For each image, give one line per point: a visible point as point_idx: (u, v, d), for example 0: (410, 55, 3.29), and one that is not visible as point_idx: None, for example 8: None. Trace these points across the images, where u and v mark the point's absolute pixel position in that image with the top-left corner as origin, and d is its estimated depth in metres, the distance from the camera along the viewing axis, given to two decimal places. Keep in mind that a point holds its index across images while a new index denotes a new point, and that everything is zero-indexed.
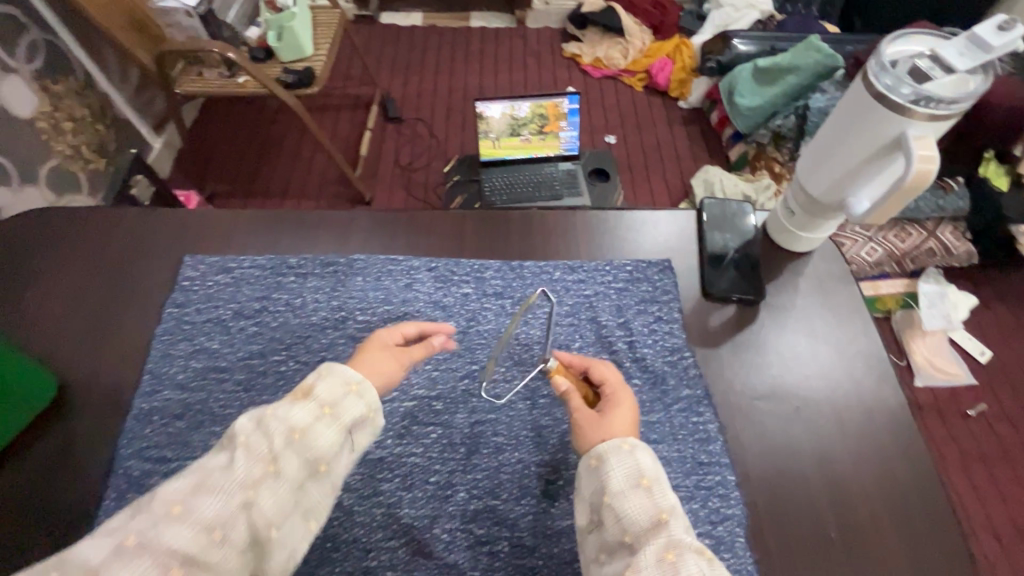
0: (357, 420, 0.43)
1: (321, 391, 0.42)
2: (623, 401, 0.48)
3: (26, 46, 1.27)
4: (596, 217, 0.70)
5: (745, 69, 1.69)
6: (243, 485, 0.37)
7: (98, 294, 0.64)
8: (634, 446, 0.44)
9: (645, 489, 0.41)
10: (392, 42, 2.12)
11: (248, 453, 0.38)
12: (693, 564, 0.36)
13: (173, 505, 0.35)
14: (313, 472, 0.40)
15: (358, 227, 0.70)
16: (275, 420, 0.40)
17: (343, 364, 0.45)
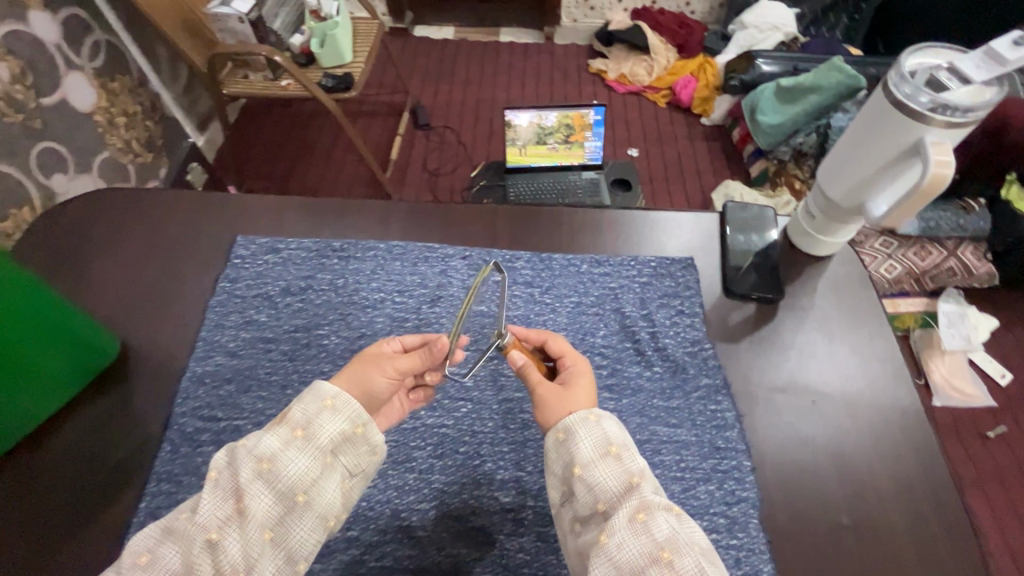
0: (336, 437, 0.45)
1: (296, 414, 0.45)
2: (581, 374, 0.51)
3: (90, 46, 1.37)
4: (623, 216, 0.74)
5: (767, 88, 1.73)
6: (213, 525, 0.40)
7: (155, 267, 0.69)
8: (600, 416, 0.47)
9: (614, 457, 0.44)
10: (425, 53, 2.21)
11: (214, 490, 0.42)
12: (662, 519, 0.40)
13: (140, 555, 0.40)
14: (291, 506, 0.43)
15: (398, 216, 0.74)
16: (246, 450, 0.43)
17: (323, 383, 0.47)
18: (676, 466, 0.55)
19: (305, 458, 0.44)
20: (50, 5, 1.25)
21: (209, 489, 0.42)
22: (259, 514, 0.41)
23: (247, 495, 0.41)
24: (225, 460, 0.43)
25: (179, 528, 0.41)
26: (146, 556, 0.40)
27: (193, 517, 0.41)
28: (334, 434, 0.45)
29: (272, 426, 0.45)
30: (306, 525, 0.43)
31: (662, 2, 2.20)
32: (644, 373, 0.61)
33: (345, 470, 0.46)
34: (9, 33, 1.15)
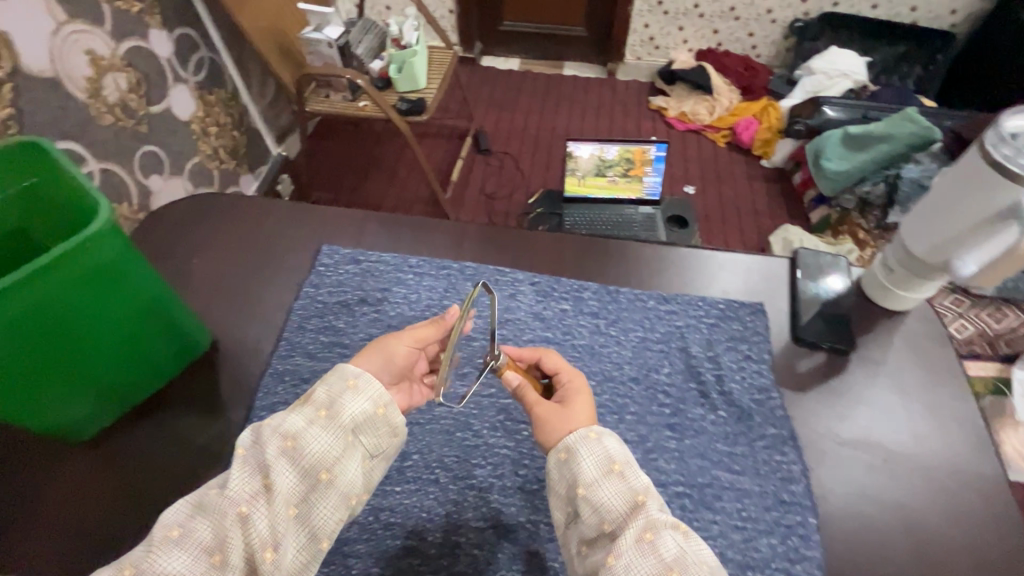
0: (361, 417, 0.49)
1: (320, 395, 0.49)
2: (578, 390, 0.52)
3: (195, 62, 1.50)
4: (691, 256, 0.75)
5: (835, 134, 1.70)
6: (242, 499, 0.43)
7: (247, 268, 0.75)
8: (601, 435, 0.48)
9: (618, 474, 0.46)
10: (490, 81, 2.30)
11: (243, 466, 0.45)
12: (670, 538, 0.42)
13: (172, 530, 0.42)
14: (315, 483, 0.46)
15: (471, 238, 0.77)
16: (272, 428, 0.46)
17: (346, 365, 0.51)
18: (738, 515, 0.54)
19: (328, 437, 0.47)
20: (167, 24, 1.39)
21: (238, 465, 0.45)
22: (285, 491, 0.45)
23: (273, 470, 0.44)
24: (250, 440, 0.46)
25: (210, 502, 0.43)
26: (179, 531, 0.42)
27: (222, 492, 0.44)
28: (356, 414, 0.49)
29: (294, 409, 0.48)
30: (330, 504, 0.46)
31: (729, 45, 2.22)
32: (707, 416, 0.60)
33: (365, 450, 0.50)
34: (130, 47, 1.28)
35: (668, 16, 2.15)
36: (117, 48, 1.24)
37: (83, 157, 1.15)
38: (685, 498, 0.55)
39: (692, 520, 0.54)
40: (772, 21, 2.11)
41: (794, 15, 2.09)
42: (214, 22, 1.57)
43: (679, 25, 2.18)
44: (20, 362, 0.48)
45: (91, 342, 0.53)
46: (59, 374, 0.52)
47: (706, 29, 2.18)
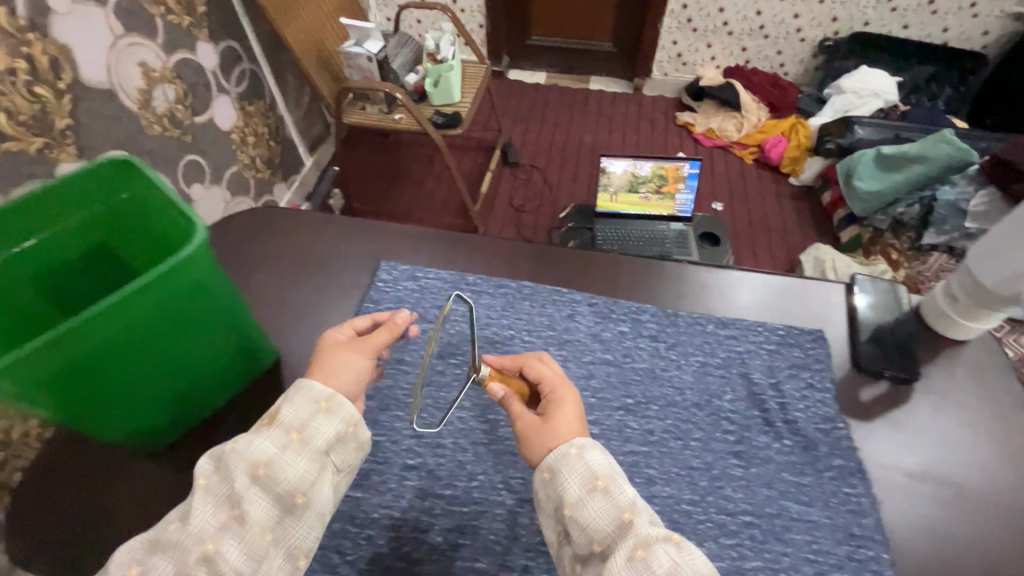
0: (332, 438, 0.48)
1: (288, 417, 0.47)
2: (565, 402, 0.52)
3: (237, 74, 1.53)
4: (745, 281, 0.75)
5: (865, 154, 1.68)
6: (206, 534, 0.41)
7: (307, 283, 0.76)
8: (583, 449, 0.48)
9: (602, 491, 0.45)
10: (518, 94, 2.33)
11: (207, 497, 0.43)
12: (661, 550, 0.41)
13: (131, 567, 0.39)
14: (289, 508, 0.45)
15: (526, 257, 0.78)
16: (237, 456, 0.44)
17: (312, 382, 0.50)
18: (809, 547, 0.53)
19: (300, 462, 0.46)
20: (214, 38, 1.43)
21: (200, 496, 0.43)
22: (257, 519, 0.43)
23: (244, 501, 0.43)
24: (212, 467, 0.44)
25: (165, 539, 0.41)
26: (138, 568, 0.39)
27: (183, 527, 0.41)
28: (329, 436, 0.48)
29: (259, 432, 0.46)
30: (303, 525, 0.45)
31: (757, 62, 2.22)
32: (773, 444, 0.60)
33: (334, 467, 0.48)
34: (179, 60, 1.31)
35: (697, 33, 2.16)
36: (167, 61, 1.28)
37: None
38: (754, 528, 0.54)
39: (762, 551, 0.53)
40: (802, 40, 2.11)
41: (824, 34, 2.08)
42: (256, 36, 1.60)
43: (707, 43, 2.19)
44: (95, 380, 0.49)
45: (169, 360, 0.54)
46: (129, 390, 0.52)
47: (734, 47, 2.19)
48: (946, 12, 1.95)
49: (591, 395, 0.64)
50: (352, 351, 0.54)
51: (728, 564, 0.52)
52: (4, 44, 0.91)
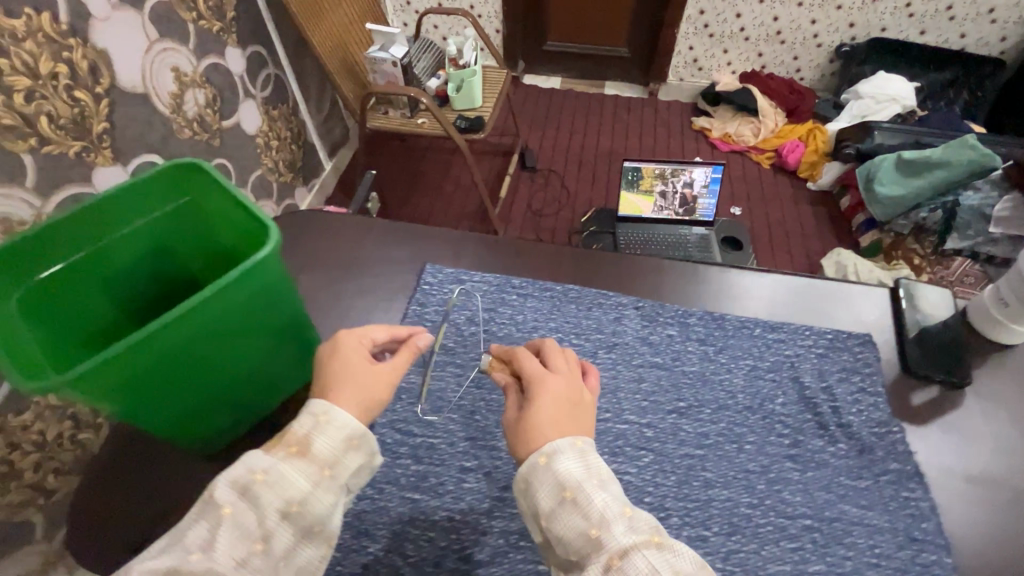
0: (354, 470, 0.48)
1: (320, 450, 0.46)
2: (540, 401, 0.48)
3: (263, 79, 1.55)
4: (789, 285, 0.76)
5: (886, 159, 1.68)
6: (229, 567, 0.39)
7: (352, 285, 0.76)
8: (553, 456, 0.45)
9: (571, 501, 0.43)
10: (534, 98, 2.34)
11: (236, 530, 0.40)
12: (639, 557, 0.38)
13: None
14: (305, 535, 0.44)
15: (569, 261, 0.79)
16: (271, 493, 0.42)
17: (315, 401, 0.48)
18: (871, 551, 0.53)
19: (327, 497, 0.45)
20: (242, 43, 1.44)
21: (227, 527, 0.40)
22: (280, 547, 0.42)
23: (272, 534, 0.42)
24: (234, 496, 0.41)
25: (185, 567, 0.37)
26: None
27: (209, 557, 0.38)
28: (352, 472, 0.47)
29: (290, 463, 0.44)
30: (310, 547, 0.44)
31: (773, 67, 2.23)
32: (828, 448, 0.60)
33: (345, 494, 0.47)
34: (209, 64, 1.32)
35: (714, 39, 2.17)
36: (198, 65, 1.29)
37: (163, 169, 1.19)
38: (815, 531, 0.54)
39: (824, 555, 0.53)
40: (818, 46, 2.12)
41: (841, 39, 2.09)
42: (281, 41, 1.62)
43: (723, 48, 2.19)
44: (161, 385, 0.49)
45: (229, 365, 0.54)
46: (190, 394, 0.52)
47: (751, 52, 2.19)
48: (963, 18, 1.95)
49: (643, 398, 0.64)
50: (370, 377, 0.51)
51: (791, 568, 0.52)
52: (46, 48, 0.92)
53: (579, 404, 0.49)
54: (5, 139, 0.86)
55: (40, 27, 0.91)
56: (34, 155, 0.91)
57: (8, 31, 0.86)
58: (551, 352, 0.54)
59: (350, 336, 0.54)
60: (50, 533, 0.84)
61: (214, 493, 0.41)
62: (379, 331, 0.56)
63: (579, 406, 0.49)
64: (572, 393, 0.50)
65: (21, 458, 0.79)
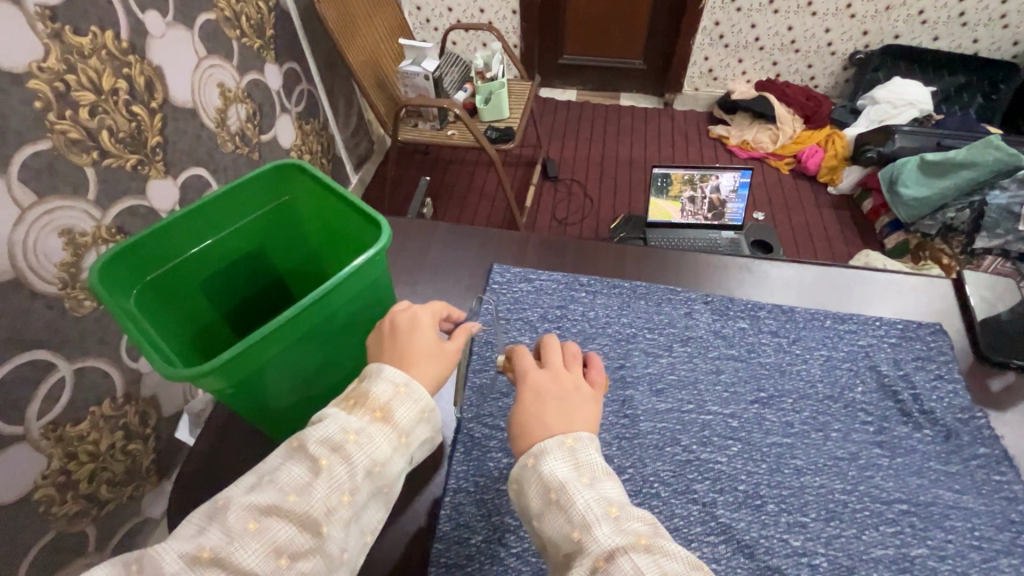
0: (421, 441, 0.47)
1: (401, 417, 0.44)
2: (525, 400, 0.46)
3: (297, 95, 1.55)
4: (852, 278, 0.77)
5: (910, 161, 1.72)
6: (320, 514, 0.39)
7: (421, 285, 0.77)
8: (540, 457, 0.43)
9: (556, 503, 0.41)
10: (552, 111, 2.38)
11: (329, 482, 0.40)
12: (624, 560, 0.37)
13: (249, 521, 0.38)
14: (376, 492, 0.43)
15: (633, 259, 0.80)
16: (356, 450, 0.42)
17: (390, 366, 0.46)
18: (971, 534, 0.54)
19: (400, 461, 0.44)
20: (279, 60, 1.45)
21: (322, 477, 0.40)
22: (360, 501, 0.42)
23: (357, 489, 0.41)
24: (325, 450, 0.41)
25: (285, 506, 0.39)
26: (256, 524, 0.38)
27: (306, 501, 0.39)
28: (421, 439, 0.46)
29: (376, 429, 0.43)
30: (375, 505, 0.44)
31: (787, 75, 2.27)
32: (914, 434, 0.60)
33: (410, 461, 0.47)
34: (250, 81, 1.30)
35: (729, 49, 2.21)
36: (240, 81, 1.25)
37: (210, 183, 1.11)
38: (913, 516, 0.55)
39: (925, 538, 0.54)
40: (832, 53, 2.16)
41: (855, 47, 2.13)
42: (313, 59, 1.64)
43: (739, 57, 2.23)
44: (270, 379, 0.50)
45: (328, 361, 0.55)
46: (291, 389, 0.53)
47: (765, 61, 2.23)
48: (976, 24, 2.00)
49: (724, 390, 0.64)
50: (442, 359, 0.48)
51: (894, 551, 0.53)
52: (107, 64, 0.85)
53: (566, 399, 0.46)
54: (71, 153, 0.78)
55: (104, 45, 0.85)
56: (95, 168, 0.82)
57: (75, 47, 0.80)
58: (548, 346, 0.51)
59: (427, 312, 0.50)
60: (102, 543, 0.82)
61: (309, 446, 0.41)
62: (442, 307, 0.52)
63: (568, 402, 0.46)
64: (558, 389, 0.47)
65: (78, 468, 0.77)
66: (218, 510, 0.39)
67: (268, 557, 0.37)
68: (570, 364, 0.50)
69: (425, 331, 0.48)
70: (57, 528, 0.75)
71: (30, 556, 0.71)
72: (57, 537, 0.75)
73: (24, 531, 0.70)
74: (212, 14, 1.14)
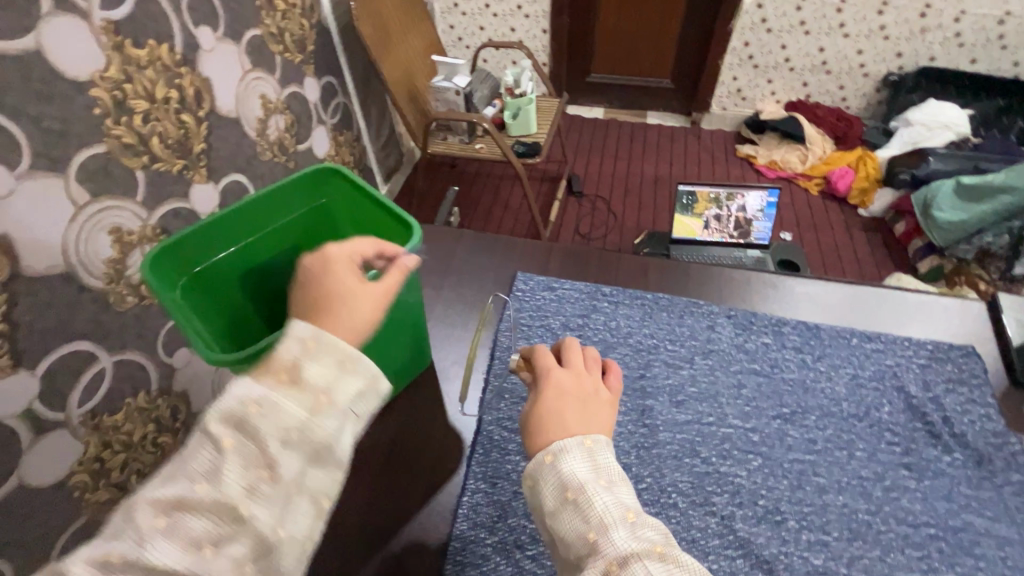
0: (356, 395, 0.42)
1: (316, 376, 0.41)
2: (547, 392, 0.47)
3: (333, 107, 1.61)
4: (880, 297, 0.76)
5: (944, 184, 1.68)
6: (235, 494, 0.37)
7: (447, 292, 0.79)
8: (559, 455, 0.43)
9: (572, 503, 0.41)
10: (578, 128, 2.40)
11: (242, 460, 0.38)
12: (639, 567, 0.37)
13: (158, 517, 0.36)
14: (314, 459, 0.40)
15: (656, 271, 0.80)
16: (263, 420, 0.39)
17: (298, 322, 0.43)
18: (1002, 563, 0.52)
19: (330, 423, 0.41)
20: (317, 74, 1.50)
21: (232, 457, 0.38)
22: (287, 473, 0.39)
23: (276, 462, 0.38)
24: (231, 430, 0.39)
25: (192, 497, 0.37)
26: (165, 519, 0.36)
27: (216, 485, 0.37)
28: (352, 394, 0.42)
29: (284, 393, 0.40)
30: (318, 472, 0.40)
31: (818, 97, 2.25)
32: (944, 457, 0.59)
33: (356, 419, 0.43)
34: (290, 93, 1.36)
35: (758, 69, 2.20)
36: (281, 93, 1.31)
37: (247, 189, 1.15)
38: (940, 541, 0.53)
39: (953, 564, 0.52)
40: (865, 75, 2.13)
41: (888, 69, 2.10)
42: (350, 74, 1.70)
43: (768, 78, 2.22)
44: None
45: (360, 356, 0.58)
46: None
47: (795, 82, 2.22)
48: (1016, 47, 1.96)
49: (745, 403, 0.64)
50: (367, 298, 0.46)
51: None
52: (161, 75, 0.90)
53: (588, 399, 0.47)
54: (124, 156, 0.82)
55: (159, 57, 0.90)
56: (145, 171, 0.87)
57: (133, 59, 0.85)
58: (570, 348, 0.52)
59: (338, 254, 0.47)
60: None
61: (211, 429, 0.39)
62: (365, 245, 0.50)
63: (588, 403, 0.47)
64: (581, 390, 0.48)
65: (111, 456, 0.81)
66: (130, 512, 0.37)
67: (183, 548, 0.36)
68: (591, 366, 0.51)
69: (341, 272, 0.46)
70: (88, 514, 0.78)
71: (64, 539, 0.74)
72: (88, 523, 0.78)
73: (58, 515, 0.73)
74: (258, 30, 1.20)
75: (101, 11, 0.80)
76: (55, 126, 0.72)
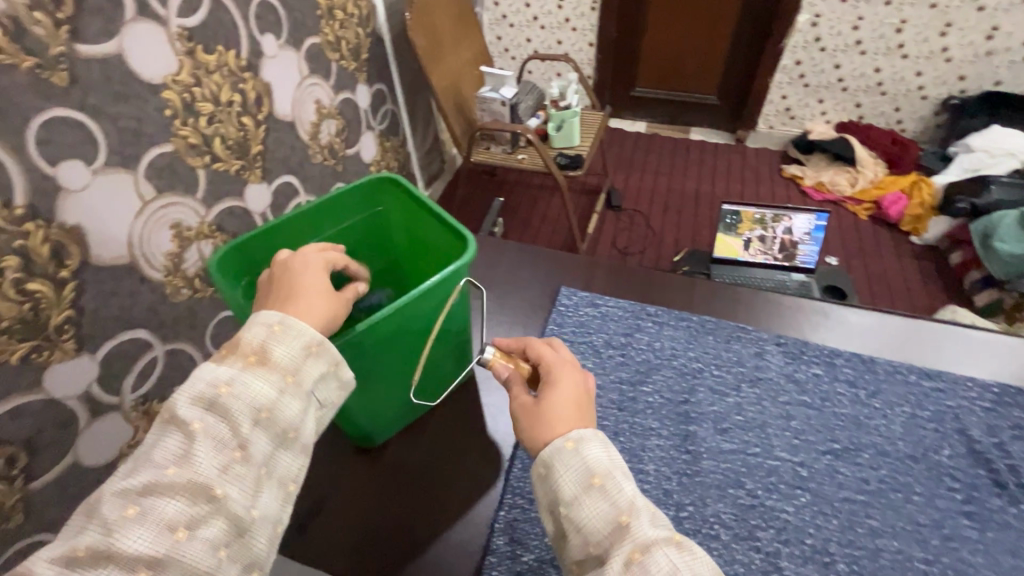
0: (320, 376, 0.48)
1: (282, 360, 0.46)
2: (561, 383, 0.48)
3: (382, 113, 1.64)
4: (942, 332, 0.72)
5: (1006, 216, 1.60)
6: (209, 472, 0.42)
7: (488, 303, 0.80)
8: (581, 441, 0.44)
9: (597, 487, 0.41)
10: (619, 141, 2.39)
11: (212, 443, 0.42)
12: (661, 555, 0.38)
13: (127, 507, 0.40)
14: (281, 442, 0.46)
15: (704, 293, 0.79)
16: (233, 401, 0.44)
17: (265, 312, 0.48)
18: None
19: (296, 404, 0.46)
20: (369, 81, 1.54)
21: (202, 440, 0.42)
22: (257, 451, 0.44)
23: (248, 441, 0.43)
24: (201, 413, 0.43)
25: (163, 481, 0.41)
26: (135, 508, 0.40)
27: (189, 468, 0.41)
28: (316, 375, 0.48)
29: (251, 373, 0.45)
30: (284, 453, 0.46)
31: (871, 118, 2.18)
32: (1010, 509, 0.56)
33: (317, 403, 0.49)
34: (343, 99, 1.39)
35: (809, 89, 2.15)
36: (334, 99, 1.35)
37: (297, 190, 1.18)
38: None
39: None
40: (923, 97, 2.06)
41: (949, 92, 2.02)
42: (399, 82, 1.74)
43: (819, 98, 2.17)
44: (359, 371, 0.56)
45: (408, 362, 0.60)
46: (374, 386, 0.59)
47: (848, 102, 2.16)
48: None
49: (794, 436, 0.62)
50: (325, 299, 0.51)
51: None
52: (227, 80, 0.94)
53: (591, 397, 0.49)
54: (188, 156, 0.86)
55: (227, 62, 0.93)
56: (207, 171, 0.90)
57: (203, 64, 0.88)
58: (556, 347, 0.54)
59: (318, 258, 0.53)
60: None
61: (181, 416, 0.43)
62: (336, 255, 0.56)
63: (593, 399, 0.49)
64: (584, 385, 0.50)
65: None
66: (94, 508, 0.40)
67: (158, 532, 0.39)
68: None
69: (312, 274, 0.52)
70: None
71: None
72: None
73: None
74: (317, 38, 1.24)
75: (179, 18, 0.83)
76: (130, 125, 0.76)
